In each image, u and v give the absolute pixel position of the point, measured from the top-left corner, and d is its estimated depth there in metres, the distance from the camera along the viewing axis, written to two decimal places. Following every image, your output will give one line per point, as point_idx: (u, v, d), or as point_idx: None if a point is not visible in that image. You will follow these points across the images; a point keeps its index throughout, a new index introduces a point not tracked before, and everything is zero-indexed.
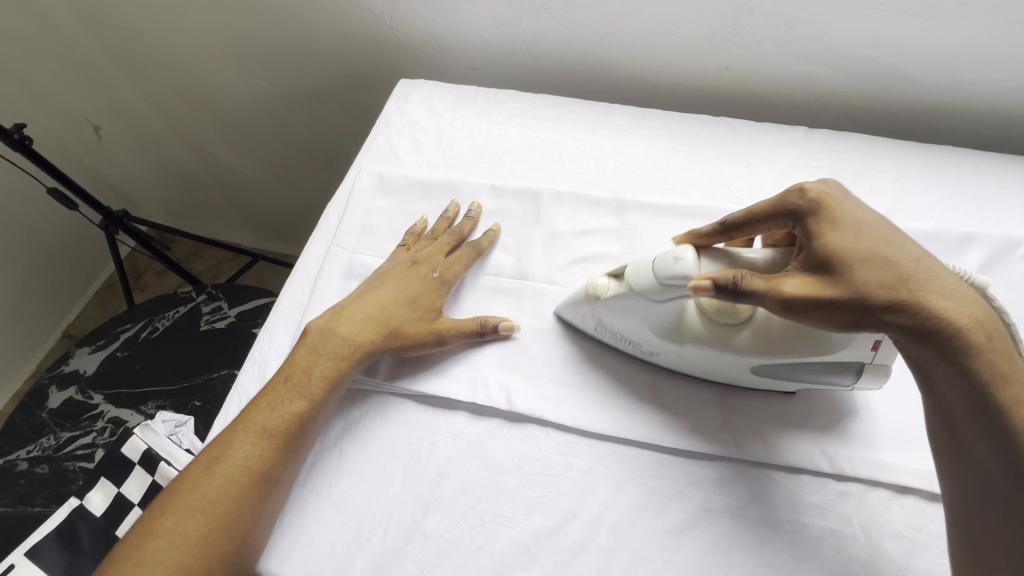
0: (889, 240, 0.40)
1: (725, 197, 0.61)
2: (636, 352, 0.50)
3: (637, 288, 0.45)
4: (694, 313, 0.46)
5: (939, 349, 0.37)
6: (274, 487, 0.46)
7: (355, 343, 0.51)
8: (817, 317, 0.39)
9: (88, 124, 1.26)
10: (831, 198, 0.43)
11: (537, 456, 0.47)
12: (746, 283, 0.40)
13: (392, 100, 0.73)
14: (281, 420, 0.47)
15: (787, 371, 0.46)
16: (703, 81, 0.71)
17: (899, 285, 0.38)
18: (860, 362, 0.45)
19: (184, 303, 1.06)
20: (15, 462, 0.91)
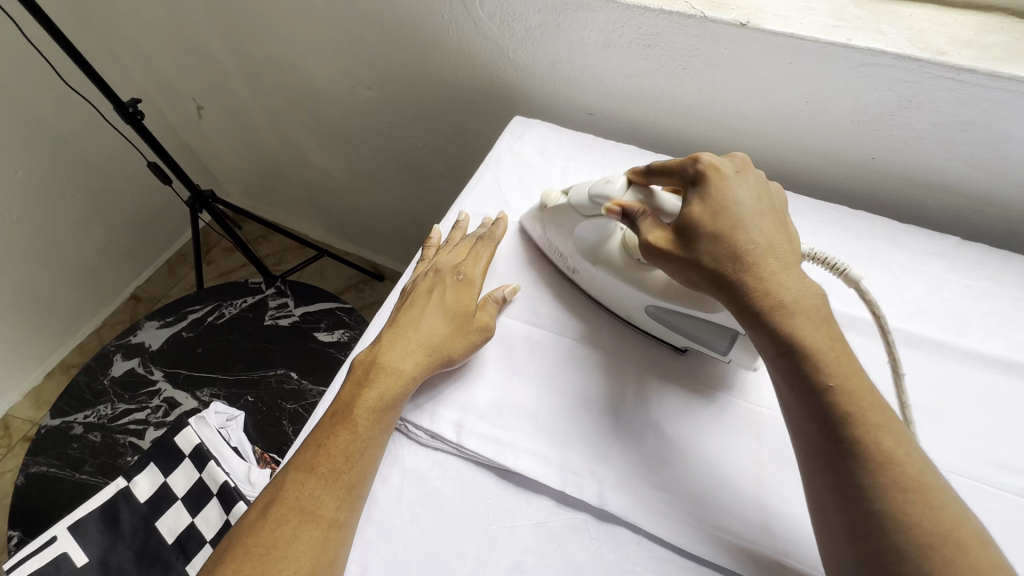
0: (742, 221, 0.45)
1: (860, 302, 0.55)
2: (563, 267, 0.58)
3: (573, 202, 0.54)
4: (618, 243, 0.54)
5: (756, 317, 0.42)
6: (331, 529, 0.43)
7: (401, 368, 0.50)
8: (667, 267, 0.47)
9: (192, 103, 1.32)
10: (717, 175, 0.48)
11: (625, 568, 0.43)
12: (641, 221, 0.49)
13: (504, 136, 0.71)
14: (337, 455, 0.45)
15: (674, 319, 0.51)
16: (842, 167, 0.65)
17: (729, 260, 0.44)
18: (737, 331, 0.48)
19: (252, 293, 1.07)
20: (72, 424, 0.93)
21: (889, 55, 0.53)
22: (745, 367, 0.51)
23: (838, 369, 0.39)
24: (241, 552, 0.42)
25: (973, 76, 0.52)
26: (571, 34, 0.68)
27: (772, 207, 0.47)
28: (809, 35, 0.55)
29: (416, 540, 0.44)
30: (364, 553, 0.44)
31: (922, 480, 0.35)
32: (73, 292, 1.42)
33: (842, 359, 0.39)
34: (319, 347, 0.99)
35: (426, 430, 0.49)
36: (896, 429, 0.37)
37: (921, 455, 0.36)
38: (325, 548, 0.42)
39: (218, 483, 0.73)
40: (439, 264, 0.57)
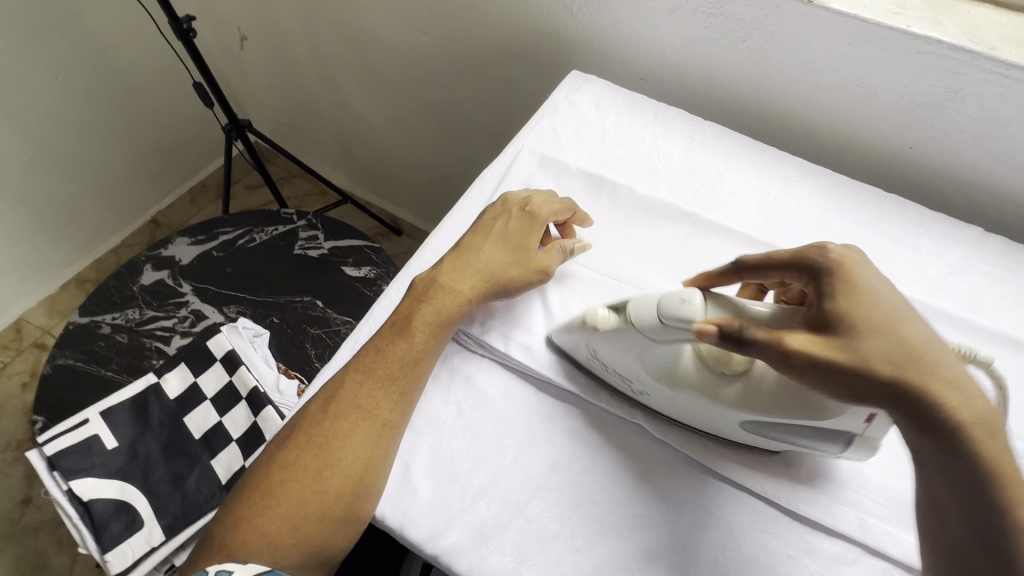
0: (900, 319, 0.38)
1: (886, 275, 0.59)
2: (625, 387, 0.49)
3: (637, 324, 0.44)
4: (690, 357, 0.45)
5: (936, 440, 0.34)
6: (387, 428, 0.46)
7: (458, 290, 0.51)
8: (809, 376, 0.38)
9: (237, 32, 1.33)
10: (850, 267, 0.41)
11: (650, 476, 0.47)
12: (751, 333, 0.39)
13: (562, 87, 0.73)
14: (395, 362, 0.48)
15: (780, 432, 0.44)
16: (880, 153, 0.68)
17: (902, 366, 0.36)
18: (851, 434, 0.43)
19: (284, 223, 1.09)
20: (100, 323, 0.96)
21: (945, 44, 0.57)
22: (852, 459, 0.46)
23: None
24: (303, 437, 0.45)
25: (1021, 72, 0.55)
26: None
27: (910, 302, 0.40)
28: (872, 18, 0.58)
29: (464, 436, 0.48)
30: (410, 435, 0.48)
31: None
32: (97, 206, 1.43)
33: None
34: (347, 280, 1.02)
35: (475, 337, 0.52)
36: None
37: None
38: (380, 443, 0.45)
39: (247, 388, 0.77)
40: (510, 197, 0.57)
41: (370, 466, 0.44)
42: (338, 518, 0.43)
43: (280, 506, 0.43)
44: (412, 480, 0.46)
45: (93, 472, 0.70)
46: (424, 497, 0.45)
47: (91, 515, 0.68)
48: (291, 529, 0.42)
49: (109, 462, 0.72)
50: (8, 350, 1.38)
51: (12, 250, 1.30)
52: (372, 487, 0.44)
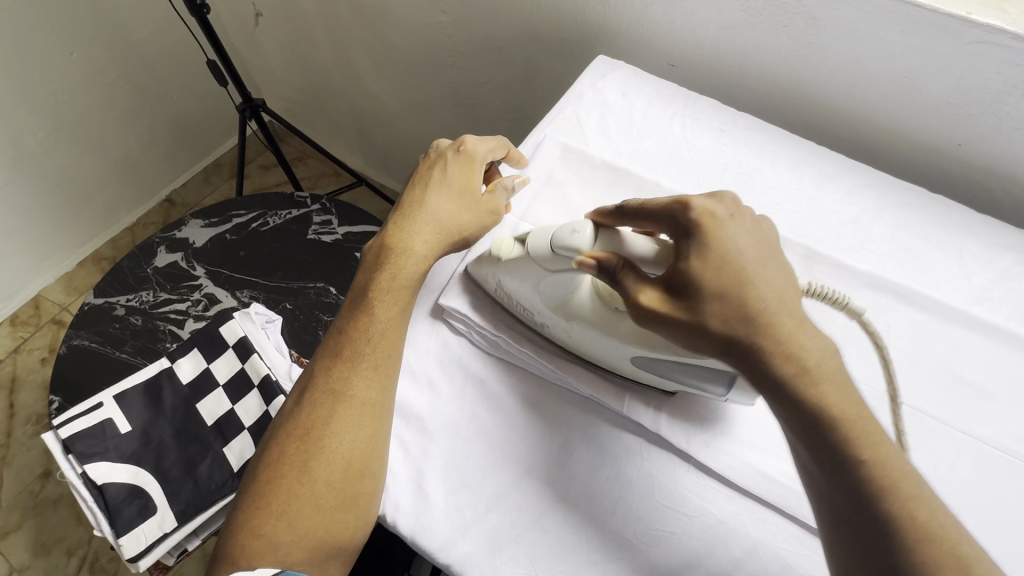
0: (746, 275, 0.39)
1: (928, 283, 0.55)
2: (528, 320, 0.50)
3: (533, 253, 0.47)
4: (590, 290, 0.47)
5: (772, 387, 0.38)
6: (365, 406, 0.44)
7: (412, 251, 0.49)
8: (667, 333, 0.40)
9: (251, 8, 1.30)
10: (713, 220, 0.40)
11: (671, 488, 0.45)
12: (622, 275, 0.41)
13: (587, 74, 0.70)
14: (363, 340, 0.46)
15: (659, 368, 0.45)
16: (925, 150, 0.64)
17: (740, 319, 0.38)
18: (732, 376, 0.43)
19: (297, 206, 1.07)
20: (115, 305, 0.95)
21: (1008, 35, 0.52)
22: (741, 403, 0.47)
23: (869, 442, 0.36)
24: (285, 434, 0.45)
25: None
26: None
27: (772, 251, 0.41)
28: (929, 4, 0.54)
29: (475, 438, 0.46)
30: (424, 438, 0.46)
31: (958, 555, 0.33)
32: (113, 184, 1.42)
33: (872, 429, 0.36)
34: None
35: (488, 335, 0.51)
36: (934, 508, 0.34)
37: (958, 530, 0.34)
38: (363, 424, 0.44)
39: (260, 376, 0.76)
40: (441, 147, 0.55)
41: (358, 450, 0.43)
42: (339, 506, 0.42)
43: (276, 507, 0.42)
44: (425, 485, 0.44)
45: (107, 456, 0.71)
46: (434, 506, 0.44)
47: (105, 498, 0.68)
48: (293, 527, 0.42)
49: (123, 445, 0.72)
50: (27, 326, 1.39)
51: (30, 227, 1.30)
52: (365, 470, 0.43)
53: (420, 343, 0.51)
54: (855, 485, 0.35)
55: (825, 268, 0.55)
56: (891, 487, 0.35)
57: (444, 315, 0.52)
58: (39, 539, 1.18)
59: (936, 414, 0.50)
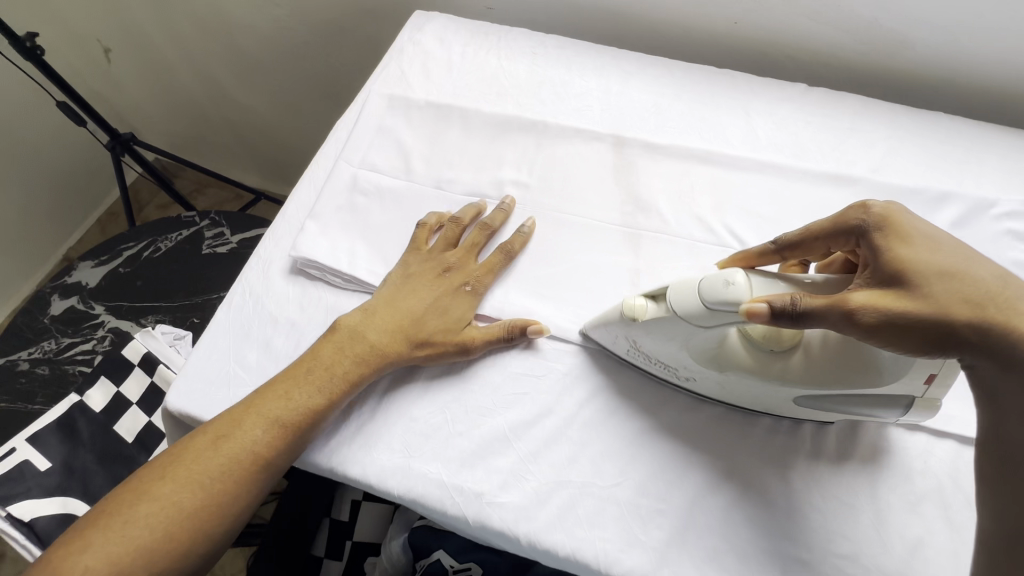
0: (968, 258, 0.38)
1: (721, 143, 0.63)
2: (670, 376, 0.48)
3: (681, 312, 0.42)
4: (737, 339, 0.45)
5: (1021, 372, 0.35)
6: (274, 475, 0.46)
7: (376, 343, 0.50)
8: (884, 335, 0.37)
9: (98, 45, 1.27)
10: (899, 216, 0.41)
11: (522, 358, 0.51)
12: (803, 303, 0.38)
13: (406, 30, 0.74)
14: (282, 410, 0.46)
15: (832, 403, 0.44)
16: (711, 34, 0.72)
17: (986, 305, 0.36)
18: (911, 397, 0.43)
19: (186, 226, 1.08)
20: (17, 361, 0.94)
21: None
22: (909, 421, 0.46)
23: None
24: (183, 477, 0.44)
25: None
26: None
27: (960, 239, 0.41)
28: None
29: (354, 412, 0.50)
30: None
31: None
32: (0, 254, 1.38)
33: None
34: None
35: (342, 274, 0.55)
36: None
37: None
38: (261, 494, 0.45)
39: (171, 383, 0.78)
40: (446, 262, 0.54)
41: (224, 489, 0.44)
42: (180, 540, 0.43)
43: (138, 536, 0.42)
44: None
45: (31, 494, 0.71)
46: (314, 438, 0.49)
47: (36, 532, 0.69)
48: (126, 539, 0.42)
49: (45, 481, 0.73)
50: None
51: None
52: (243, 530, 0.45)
53: (279, 294, 0.55)
54: None
55: (634, 149, 0.62)
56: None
57: (299, 267, 0.56)
58: None
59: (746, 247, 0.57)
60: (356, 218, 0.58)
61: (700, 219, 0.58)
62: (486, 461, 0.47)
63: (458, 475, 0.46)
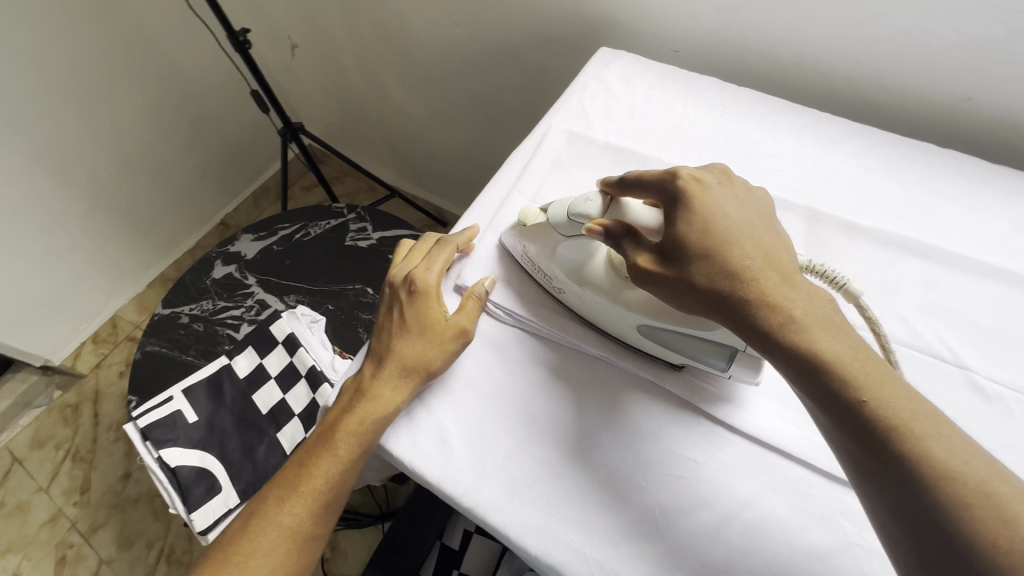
0: (729, 233, 0.44)
1: (939, 235, 0.55)
2: (547, 286, 0.55)
3: (552, 219, 0.52)
4: (604, 261, 0.53)
5: (757, 338, 0.41)
6: (307, 540, 0.50)
7: (380, 395, 0.50)
8: (661, 293, 0.45)
9: (288, 41, 1.41)
10: (698, 190, 0.46)
11: (682, 438, 0.48)
12: (623, 243, 0.47)
13: (591, 65, 0.74)
14: (304, 477, 0.51)
15: (671, 339, 0.49)
16: (935, 105, 0.64)
17: (723, 277, 0.42)
18: (735, 348, 0.47)
19: (335, 216, 1.15)
20: (179, 314, 1.06)
21: None
22: (745, 383, 0.50)
23: (872, 381, 0.37)
24: (229, 560, 0.49)
25: None
26: None
27: (753, 213, 0.47)
28: None
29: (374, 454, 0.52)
30: (447, 400, 0.51)
31: (980, 487, 0.32)
32: (175, 210, 1.57)
33: (874, 370, 0.37)
34: None
35: (502, 306, 0.55)
36: (944, 437, 0.34)
37: (976, 457, 0.34)
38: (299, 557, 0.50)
39: (307, 367, 0.84)
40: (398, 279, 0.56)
41: (267, 560, 0.49)
42: None
43: None
44: (454, 450, 0.48)
45: (179, 442, 0.79)
46: (453, 478, 0.47)
47: (178, 479, 0.76)
48: None
49: (191, 433, 0.80)
50: (106, 343, 1.55)
51: (107, 253, 1.46)
52: None
53: None
54: (872, 432, 0.35)
55: (831, 225, 0.56)
56: (899, 420, 0.35)
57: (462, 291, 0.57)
58: (122, 534, 1.31)
59: (961, 362, 0.48)
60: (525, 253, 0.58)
61: (902, 318, 0.51)
62: (632, 543, 0.44)
63: (600, 550, 0.44)
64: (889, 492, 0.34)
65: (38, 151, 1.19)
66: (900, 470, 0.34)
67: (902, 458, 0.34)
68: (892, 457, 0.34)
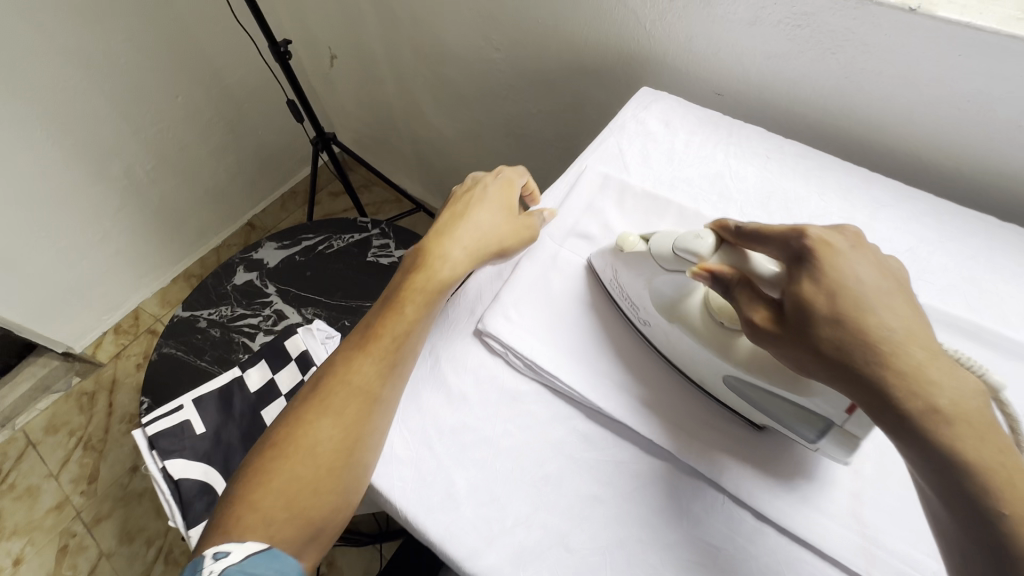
0: (868, 302, 0.37)
1: (995, 318, 0.51)
2: (631, 315, 0.54)
3: (654, 251, 0.50)
4: (700, 301, 0.50)
5: (891, 423, 0.34)
6: (379, 401, 0.48)
7: (448, 260, 0.54)
8: (772, 350, 0.40)
9: (328, 52, 1.42)
10: (830, 251, 0.39)
11: (704, 520, 0.45)
12: (734, 289, 0.43)
13: (630, 105, 0.72)
14: (369, 340, 0.50)
15: (755, 395, 0.46)
16: (996, 173, 0.61)
17: (859, 351, 0.36)
18: (830, 423, 0.42)
19: (359, 231, 1.15)
20: (198, 318, 1.06)
21: None
22: (834, 458, 0.45)
23: None
24: (301, 432, 0.46)
25: None
26: (716, 9, 0.67)
27: (897, 281, 0.39)
28: (989, 27, 0.52)
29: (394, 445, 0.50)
30: (458, 455, 0.48)
31: None
32: (204, 209, 1.59)
33: None
34: None
35: (523, 357, 0.53)
36: None
37: None
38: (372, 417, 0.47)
39: None
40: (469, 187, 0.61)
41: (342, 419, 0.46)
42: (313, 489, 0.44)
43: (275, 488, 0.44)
44: (462, 509, 0.46)
45: (184, 453, 0.78)
46: (458, 540, 0.45)
47: (180, 492, 0.75)
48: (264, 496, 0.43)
49: (197, 445, 0.79)
50: (127, 334, 1.57)
51: (135, 247, 1.48)
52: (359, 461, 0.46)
53: (458, 359, 0.54)
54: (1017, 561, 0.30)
55: None
56: None
57: (481, 335, 0.55)
58: (123, 529, 1.31)
59: None
60: (548, 300, 0.56)
61: None
62: None
63: None
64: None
65: (79, 145, 1.22)
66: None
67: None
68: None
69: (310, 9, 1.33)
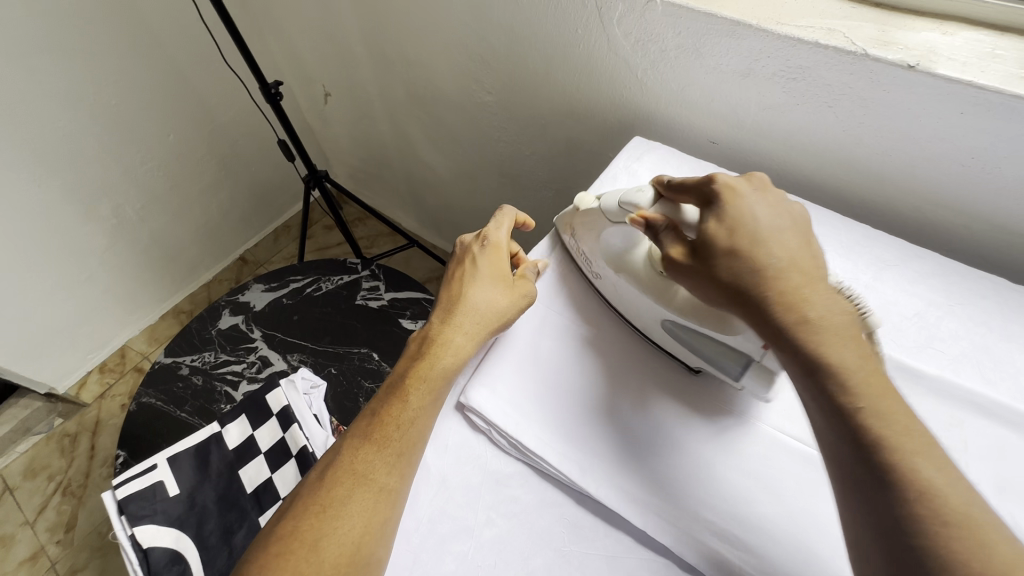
0: (761, 236, 0.45)
1: (1013, 391, 0.48)
2: (587, 271, 0.60)
3: (603, 207, 0.57)
4: (644, 255, 0.55)
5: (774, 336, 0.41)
6: (391, 494, 0.45)
7: (458, 339, 0.52)
8: (684, 280, 0.48)
9: (321, 90, 1.42)
10: (736, 193, 0.47)
11: None
12: (662, 235, 0.50)
13: (622, 156, 0.70)
14: (376, 425, 0.48)
15: (692, 338, 0.51)
16: (1002, 230, 0.59)
17: (747, 274, 0.43)
18: (752, 358, 0.48)
19: (349, 272, 1.12)
20: (180, 365, 1.03)
21: None
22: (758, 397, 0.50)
23: (888, 401, 0.37)
24: (306, 525, 0.43)
25: None
26: (709, 60, 0.65)
27: (795, 224, 0.46)
28: (991, 86, 0.50)
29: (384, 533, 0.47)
30: (438, 548, 0.46)
31: (966, 514, 0.32)
32: (194, 245, 1.57)
33: (894, 394, 0.37)
34: (403, 333, 1.02)
35: (508, 437, 0.50)
36: (937, 457, 0.34)
37: (969, 488, 0.33)
38: (379, 509, 0.44)
39: (298, 446, 0.78)
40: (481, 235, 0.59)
41: (347, 512, 0.43)
42: None
43: None
44: None
45: (155, 519, 0.74)
46: None
47: (149, 562, 0.71)
48: None
49: (169, 509, 0.75)
50: (112, 373, 1.53)
51: (123, 285, 1.45)
52: (368, 559, 0.42)
53: (440, 438, 0.51)
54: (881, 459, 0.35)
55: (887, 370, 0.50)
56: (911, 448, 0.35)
57: (463, 409, 0.52)
58: None
59: None
60: (533, 372, 0.54)
61: None
62: None
63: None
64: (854, 478, 0.36)
65: (65, 186, 1.20)
66: (884, 475, 0.34)
67: (893, 476, 0.34)
68: (873, 466, 0.35)
69: (303, 49, 1.33)
